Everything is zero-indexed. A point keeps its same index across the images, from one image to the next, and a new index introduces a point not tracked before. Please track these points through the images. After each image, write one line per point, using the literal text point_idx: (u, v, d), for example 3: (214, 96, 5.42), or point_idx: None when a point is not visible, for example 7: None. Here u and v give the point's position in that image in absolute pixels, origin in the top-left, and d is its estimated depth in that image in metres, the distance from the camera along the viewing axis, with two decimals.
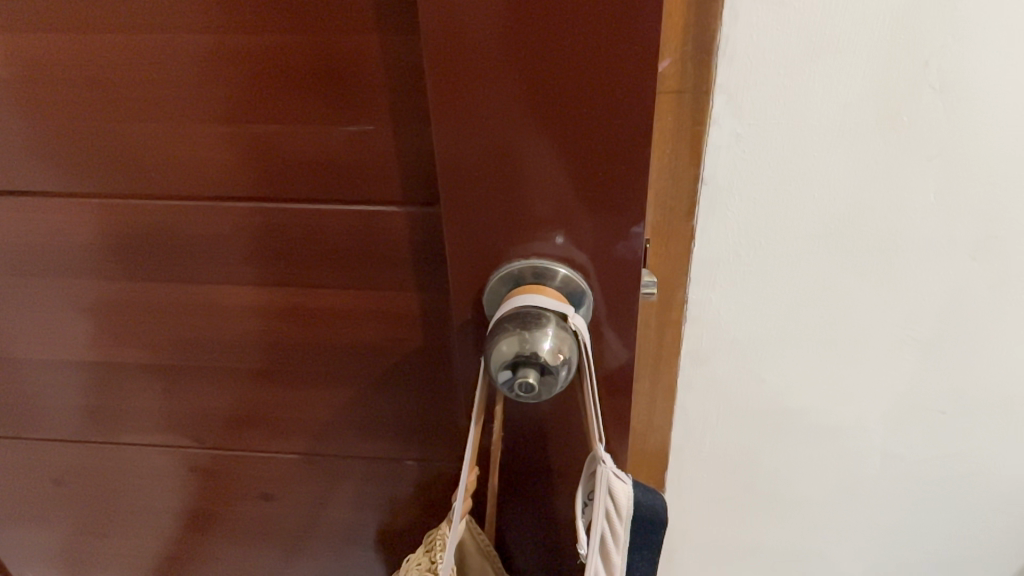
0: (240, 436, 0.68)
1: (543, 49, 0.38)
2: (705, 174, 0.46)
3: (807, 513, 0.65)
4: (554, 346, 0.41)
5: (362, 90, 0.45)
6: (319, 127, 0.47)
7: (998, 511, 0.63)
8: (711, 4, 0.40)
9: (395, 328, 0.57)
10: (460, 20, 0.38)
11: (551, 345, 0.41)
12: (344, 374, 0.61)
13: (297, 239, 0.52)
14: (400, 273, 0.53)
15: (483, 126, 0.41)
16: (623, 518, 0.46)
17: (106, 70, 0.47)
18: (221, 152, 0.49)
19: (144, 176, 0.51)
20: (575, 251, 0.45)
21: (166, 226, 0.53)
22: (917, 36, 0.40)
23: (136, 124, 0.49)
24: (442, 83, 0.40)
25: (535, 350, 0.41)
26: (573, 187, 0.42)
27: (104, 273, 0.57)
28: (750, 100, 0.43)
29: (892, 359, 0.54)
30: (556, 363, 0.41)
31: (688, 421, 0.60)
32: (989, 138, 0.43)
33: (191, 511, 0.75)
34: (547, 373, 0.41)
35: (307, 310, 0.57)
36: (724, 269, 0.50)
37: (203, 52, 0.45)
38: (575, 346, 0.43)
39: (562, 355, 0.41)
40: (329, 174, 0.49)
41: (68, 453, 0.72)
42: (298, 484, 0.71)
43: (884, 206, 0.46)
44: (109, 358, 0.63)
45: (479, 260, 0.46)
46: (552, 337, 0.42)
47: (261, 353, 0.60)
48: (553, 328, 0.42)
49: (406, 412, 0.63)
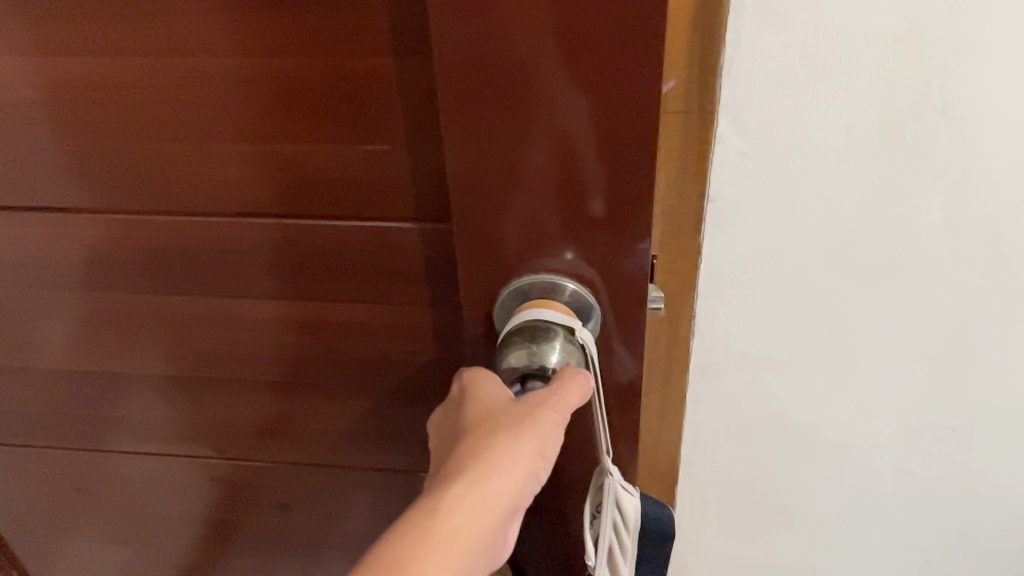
0: (258, 446, 0.69)
1: (551, 70, 0.39)
2: (711, 192, 0.47)
3: (818, 529, 0.65)
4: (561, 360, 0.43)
5: (377, 110, 0.47)
6: (335, 145, 0.49)
7: (1013, 529, 0.62)
8: (714, 26, 0.41)
9: (409, 341, 0.58)
10: (470, 43, 0.39)
11: (558, 359, 0.43)
12: (359, 386, 0.62)
13: (315, 254, 0.54)
14: (414, 288, 0.55)
15: (493, 145, 0.42)
16: (631, 529, 0.47)
17: (133, 92, 0.49)
18: (242, 170, 0.51)
19: (169, 193, 0.53)
20: (584, 266, 0.46)
21: (189, 241, 0.55)
22: (918, 57, 0.41)
23: (162, 143, 0.51)
24: (454, 103, 0.41)
25: (544, 364, 0.42)
26: (581, 204, 0.43)
27: (129, 286, 0.59)
28: (754, 120, 0.44)
29: (900, 375, 0.54)
30: None
31: (698, 436, 0.60)
32: (993, 156, 0.44)
33: (210, 520, 0.77)
34: None
35: (324, 323, 0.58)
36: (732, 285, 0.51)
37: (225, 74, 0.47)
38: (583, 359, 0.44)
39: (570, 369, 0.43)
40: (346, 191, 0.50)
41: (92, 462, 0.74)
42: (315, 494, 0.72)
43: (890, 223, 0.47)
44: (133, 369, 0.65)
45: (489, 275, 0.47)
46: (559, 351, 0.43)
47: (279, 365, 0.62)
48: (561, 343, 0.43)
49: (420, 425, 0.64)
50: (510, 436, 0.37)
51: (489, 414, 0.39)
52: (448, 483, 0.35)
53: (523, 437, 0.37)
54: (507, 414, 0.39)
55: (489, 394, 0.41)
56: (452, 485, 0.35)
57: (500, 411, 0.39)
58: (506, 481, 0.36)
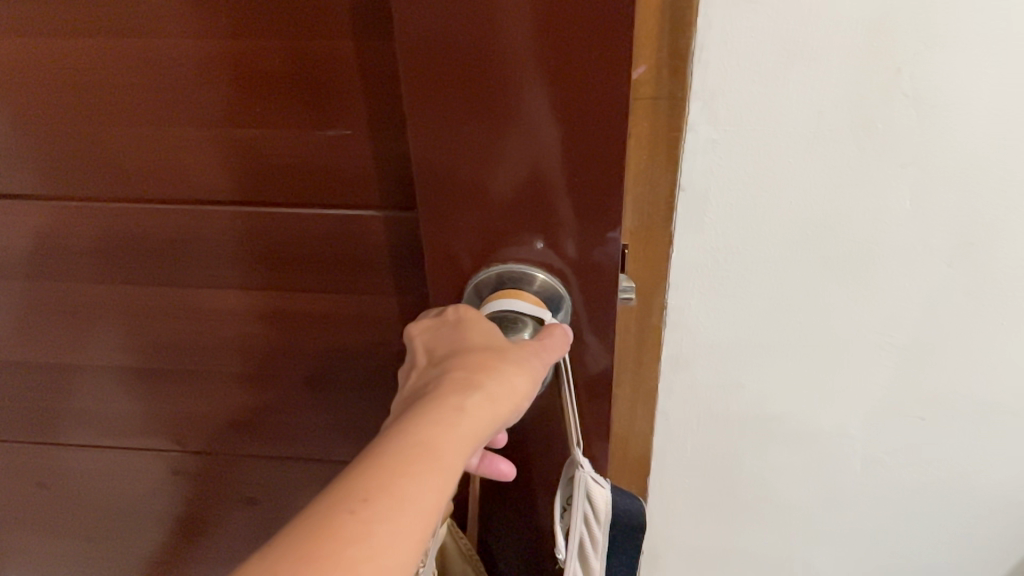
0: (223, 439, 0.68)
1: (516, 54, 0.38)
2: (682, 179, 0.46)
3: (789, 518, 0.65)
4: None
5: (340, 95, 0.45)
6: (297, 131, 0.47)
7: (980, 516, 0.63)
8: (685, 10, 0.40)
9: (376, 332, 0.57)
10: (434, 25, 0.38)
11: None
12: (326, 377, 0.61)
13: (278, 243, 0.53)
14: (380, 277, 0.53)
15: (459, 131, 0.41)
16: (602, 523, 0.46)
17: (87, 75, 0.47)
18: (202, 157, 0.49)
19: (126, 180, 0.51)
20: (553, 255, 0.45)
21: (149, 230, 0.53)
22: (891, 44, 0.41)
23: (118, 128, 0.49)
24: (418, 88, 0.40)
25: None
26: (549, 192, 0.43)
27: (87, 277, 0.57)
28: (725, 106, 0.43)
29: (870, 364, 0.54)
30: None
31: (669, 426, 0.60)
32: (963, 145, 0.44)
33: (175, 515, 0.75)
34: None
35: (290, 314, 0.57)
36: (702, 274, 0.50)
37: (183, 58, 0.45)
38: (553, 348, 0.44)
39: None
40: (309, 179, 0.49)
41: (52, 457, 0.72)
42: (282, 488, 0.71)
43: (860, 212, 0.47)
44: (92, 362, 0.63)
45: (458, 264, 0.46)
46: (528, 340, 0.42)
47: (243, 357, 0.60)
48: (530, 332, 0.42)
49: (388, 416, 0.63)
50: (513, 372, 0.35)
51: (489, 342, 0.37)
52: (459, 395, 0.33)
53: (522, 375, 0.36)
54: (509, 348, 0.37)
55: (488, 326, 0.39)
56: (466, 397, 0.33)
57: (498, 346, 0.37)
58: (506, 413, 0.34)
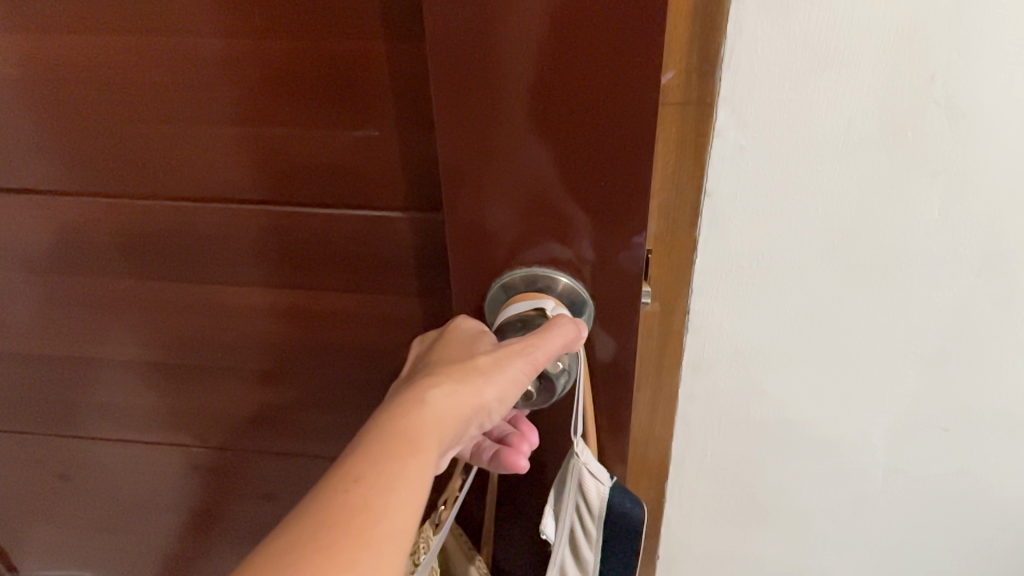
0: (243, 435, 0.68)
1: (546, 56, 0.38)
2: (709, 186, 0.46)
3: (807, 527, 0.65)
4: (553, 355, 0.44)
5: (368, 96, 0.46)
6: (325, 132, 0.47)
7: (1002, 530, 0.62)
8: (715, 16, 0.40)
9: (397, 332, 0.57)
10: (465, 26, 0.38)
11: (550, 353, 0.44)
12: (346, 376, 0.61)
13: (303, 242, 0.53)
14: (403, 278, 0.54)
15: (487, 133, 0.41)
16: (595, 516, 0.50)
17: (118, 72, 0.47)
18: (230, 154, 0.50)
19: (155, 178, 0.52)
20: (579, 261, 0.45)
21: (174, 227, 0.54)
22: (924, 52, 0.40)
23: (149, 126, 0.49)
24: (447, 89, 0.40)
25: None
26: (576, 196, 0.42)
27: (113, 271, 0.58)
28: (754, 113, 0.43)
29: (893, 374, 0.54)
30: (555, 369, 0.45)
31: (689, 432, 0.59)
32: (995, 155, 0.43)
33: (193, 509, 0.76)
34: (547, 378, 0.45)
35: (313, 312, 0.57)
36: (726, 281, 0.50)
37: (213, 56, 0.46)
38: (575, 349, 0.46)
39: (561, 364, 0.45)
40: (336, 180, 0.49)
41: (74, 449, 0.73)
42: (300, 485, 0.71)
43: (889, 220, 0.46)
44: (116, 356, 0.64)
45: (483, 267, 0.47)
46: None
47: (265, 354, 0.61)
48: None
49: None
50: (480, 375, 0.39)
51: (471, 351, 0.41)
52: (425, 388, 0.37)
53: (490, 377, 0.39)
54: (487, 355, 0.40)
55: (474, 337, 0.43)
56: (427, 393, 0.37)
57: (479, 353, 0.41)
58: (465, 408, 0.38)
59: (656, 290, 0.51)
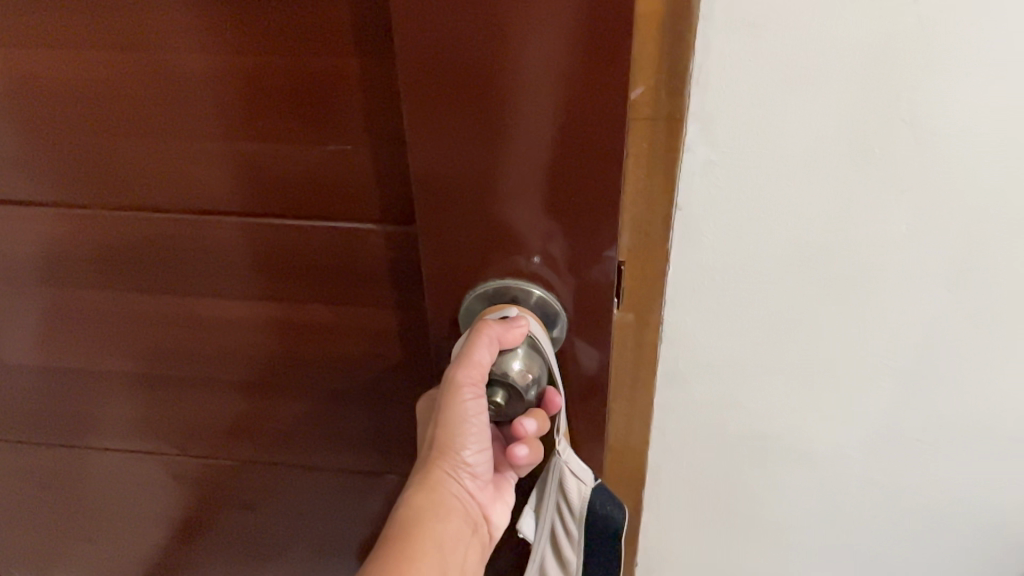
0: (223, 445, 0.68)
1: (516, 68, 0.38)
2: (680, 200, 0.46)
3: (785, 538, 0.65)
4: (523, 366, 0.45)
5: (342, 110, 0.46)
6: (301, 146, 0.48)
7: (980, 542, 0.62)
8: (683, 33, 0.41)
9: (372, 343, 0.57)
10: (434, 37, 0.38)
11: (520, 365, 0.45)
12: (324, 387, 0.61)
13: (280, 253, 0.53)
14: (378, 290, 0.54)
15: (458, 143, 0.41)
16: (575, 515, 0.51)
17: (104, 86, 0.48)
18: (205, 165, 0.50)
19: (131, 190, 0.52)
20: (552, 274, 0.46)
21: (155, 240, 0.54)
22: (888, 70, 0.41)
23: (125, 139, 0.50)
24: (418, 100, 0.40)
25: (506, 371, 0.45)
26: (548, 210, 0.43)
27: (88, 283, 0.58)
28: (723, 128, 0.44)
29: (868, 386, 0.54)
30: (525, 381, 0.45)
31: (667, 443, 0.60)
32: (962, 172, 0.44)
33: (174, 519, 0.76)
34: (516, 390, 0.46)
35: (289, 323, 0.57)
36: (700, 293, 0.51)
37: (195, 70, 0.46)
38: (547, 362, 0.46)
39: (530, 375, 0.45)
40: (313, 192, 0.50)
41: (55, 458, 0.73)
42: (282, 496, 0.71)
43: (859, 234, 0.47)
44: (95, 366, 0.64)
45: (457, 279, 0.47)
46: (522, 356, 0.45)
47: (243, 365, 0.61)
48: (523, 348, 0.45)
49: (385, 426, 0.63)
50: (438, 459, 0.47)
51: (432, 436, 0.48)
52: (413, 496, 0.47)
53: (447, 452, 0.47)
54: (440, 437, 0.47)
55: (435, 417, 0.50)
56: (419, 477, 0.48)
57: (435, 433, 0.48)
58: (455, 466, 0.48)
59: (629, 302, 0.51)
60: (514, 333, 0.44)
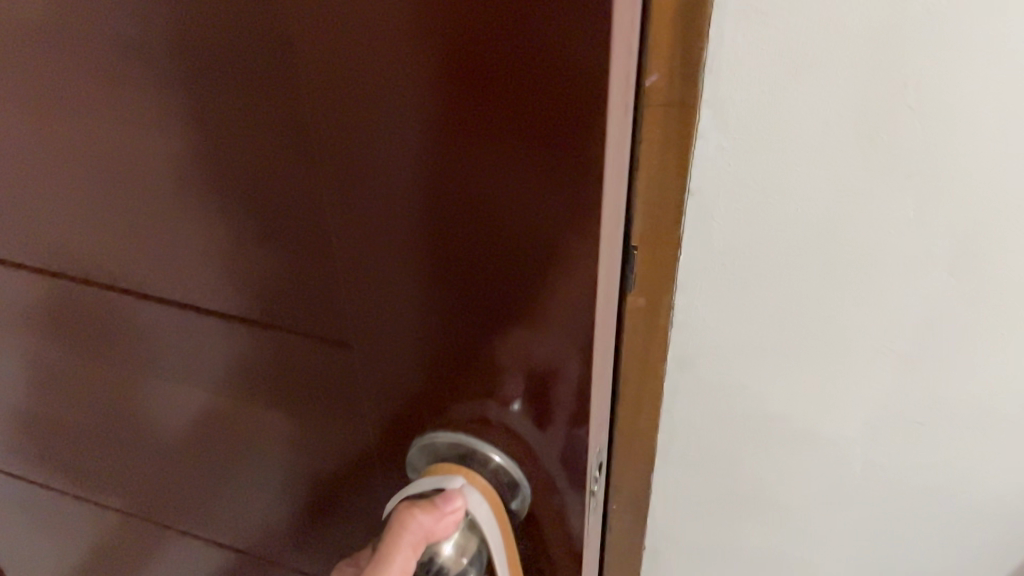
0: (172, 475, 0.64)
1: (462, 210, 0.35)
2: (691, 184, 0.48)
3: (789, 520, 0.66)
4: (454, 550, 0.44)
5: (269, 198, 0.39)
6: (234, 238, 0.42)
7: (980, 523, 0.64)
8: (697, 21, 0.41)
9: (306, 420, 0.52)
10: (371, 170, 0.35)
11: (453, 549, 0.44)
12: (265, 451, 0.56)
13: (220, 331, 0.48)
14: (310, 363, 0.47)
15: (406, 277, 0.39)
16: None
17: (73, 131, 0.42)
18: (138, 234, 0.45)
19: (74, 247, 0.48)
20: (524, 423, 0.42)
21: (154, 318, 0.50)
22: (894, 58, 0.41)
23: (43, 171, 0.45)
24: (360, 227, 0.38)
25: (436, 554, 0.44)
26: (511, 356, 0.40)
27: (32, 294, 0.54)
28: (735, 115, 0.45)
29: (873, 370, 0.55)
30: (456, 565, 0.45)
31: (675, 423, 0.61)
32: (965, 157, 0.45)
33: (137, 531, 0.73)
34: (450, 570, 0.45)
35: (231, 392, 0.53)
36: (709, 276, 0.52)
37: (143, 108, 0.38)
38: (484, 544, 0.45)
39: (465, 559, 0.45)
40: (248, 280, 0.44)
41: (31, 459, 0.72)
42: (227, 533, 0.66)
43: (865, 219, 0.48)
44: (44, 372, 0.61)
45: (428, 400, 0.45)
46: (456, 540, 0.44)
47: (186, 411, 0.57)
48: (456, 533, 0.44)
49: (318, 493, 0.57)
50: None
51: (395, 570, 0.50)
52: None
53: None
54: None
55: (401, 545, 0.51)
56: None
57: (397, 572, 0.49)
58: None
59: (640, 288, 0.51)
60: (444, 520, 0.43)
